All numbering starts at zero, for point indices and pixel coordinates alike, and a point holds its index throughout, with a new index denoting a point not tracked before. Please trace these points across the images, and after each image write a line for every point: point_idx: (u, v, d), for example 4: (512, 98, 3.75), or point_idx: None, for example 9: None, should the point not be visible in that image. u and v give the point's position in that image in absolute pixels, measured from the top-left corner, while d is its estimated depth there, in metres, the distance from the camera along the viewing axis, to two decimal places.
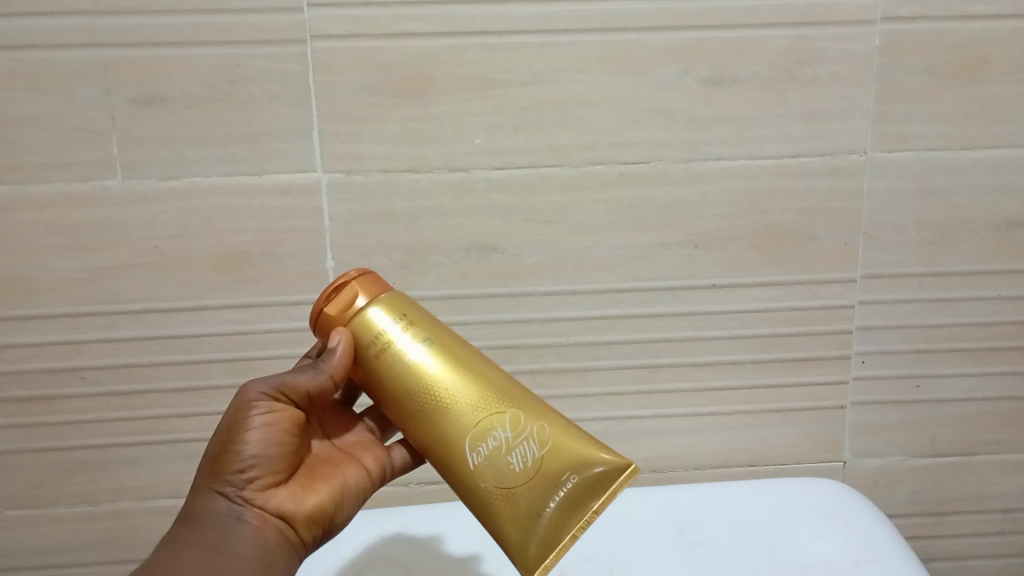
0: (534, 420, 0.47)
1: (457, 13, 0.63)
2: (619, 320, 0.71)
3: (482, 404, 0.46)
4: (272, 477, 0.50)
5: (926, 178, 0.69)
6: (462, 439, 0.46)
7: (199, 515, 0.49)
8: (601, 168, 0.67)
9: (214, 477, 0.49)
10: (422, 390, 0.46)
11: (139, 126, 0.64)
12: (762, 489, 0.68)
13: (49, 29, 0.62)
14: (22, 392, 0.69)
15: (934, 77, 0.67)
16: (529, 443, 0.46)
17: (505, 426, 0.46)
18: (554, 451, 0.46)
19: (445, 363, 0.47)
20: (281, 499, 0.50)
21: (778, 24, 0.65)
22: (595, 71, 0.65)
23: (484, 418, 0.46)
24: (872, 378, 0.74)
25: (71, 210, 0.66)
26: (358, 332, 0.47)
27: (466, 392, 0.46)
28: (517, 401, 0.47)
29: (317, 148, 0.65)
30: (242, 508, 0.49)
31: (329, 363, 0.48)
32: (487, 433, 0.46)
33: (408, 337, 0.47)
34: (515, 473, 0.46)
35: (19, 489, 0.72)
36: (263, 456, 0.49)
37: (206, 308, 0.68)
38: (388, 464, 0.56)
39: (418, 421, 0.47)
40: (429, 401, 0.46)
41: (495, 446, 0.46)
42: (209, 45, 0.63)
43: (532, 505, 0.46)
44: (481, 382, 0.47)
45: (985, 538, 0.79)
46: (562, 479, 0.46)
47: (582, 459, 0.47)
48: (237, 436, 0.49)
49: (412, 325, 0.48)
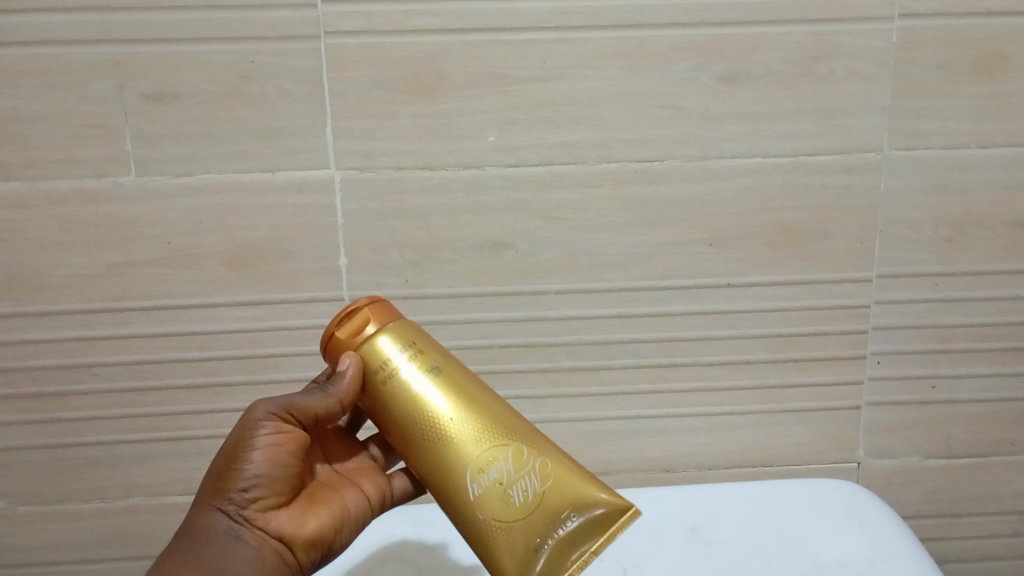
0: (537, 454, 0.47)
1: (470, 10, 0.62)
2: (632, 319, 0.70)
3: (485, 436, 0.46)
4: (274, 498, 0.50)
5: (942, 176, 0.68)
6: (463, 470, 0.46)
7: (200, 530, 0.49)
8: (615, 166, 0.67)
9: (217, 494, 0.49)
10: (425, 419, 0.46)
11: (150, 122, 0.64)
12: (777, 488, 0.68)
13: (60, 25, 0.61)
14: (33, 389, 0.69)
15: (951, 73, 0.66)
16: (530, 477, 0.46)
17: (507, 459, 0.46)
18: (555, 487, 0.46)
19: (450, 393, 0.47)
20: (281, 521, 0.50)
21: (794, 21, 0.64)
22: (609, 67, 0.64)
23: (486, 450, 0.46)
24: (887, 377, 0.73)
25: (83, 207, 0.65)
26: (366, 358, 0.47)
27: (469, 423, 0.46)
28: (520, 435, 0.47)
29: (329, 144, 0.65)
30: (242, 528, 0.49)
31: (339, 387, 0.48)
32: (488, 465, 0.46)
33: (414, 366, 0.47)
34: (515, 507, 0.46)
35: (32, 485, 0.72)
36: (267, 476, 0.49)
37: (218, 305, 0.68)
38: (388, 492, 0.56)
39: (420, 449, 0.47)
40: (431, 430, 0.46)
41: (496, 478, 0.46)
42: (220, 41, 0.62)
43: (531, 541, 0.46)
44: (484, 414, 0.47)
45: (1000, 539, 0.78)
46: (562, 516, 0.46)
47: (582, 497, 0.47)
48: (242, 454, 0.49)
49: (418, 353, 0.48)
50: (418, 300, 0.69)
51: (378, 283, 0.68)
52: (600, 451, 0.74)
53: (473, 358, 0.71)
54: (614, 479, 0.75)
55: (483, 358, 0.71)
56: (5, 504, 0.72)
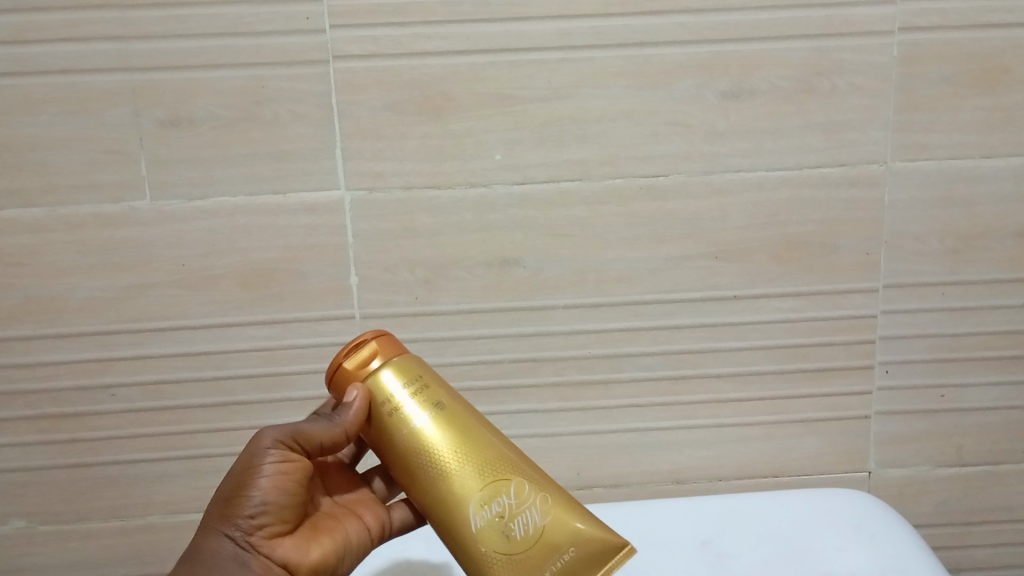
0: (538, 490, 0.48)
1: (477, 32, 0.64)
2: (641, 333, 0.71)
3: (488, 471, 0.47)
4: (280, 525, 0.50)
5: (948, 188, 0.69)
6: (466, 504, 0.47)
7: (206, 555, 0.49)
8: (621, 182, 0.68)
9: (224, 519, 0.50)
10: (429, 453, 0.47)
11: (166, 147, 0.65)
12: (789, 501, 0.68)
13: (79, 54, 0.63)
14: (54, 410, 0.71)
15: (954, 86, 0.67)
16: (531, 511, 0.47)
17: (509, 493, 0.47)
18: (555, 522, 0.48)
19: (453, 429, 0.48)
20: (286, 549, 0.50)
21: (796, 37, 0.65)
22: (614, 85, 0.65)
23: (489, 485, 0.47)
24: (896, 388, 0.74)
25: (101, 231, 0.67)
26: (374, 389, 0.48)
27: (473, 459, 0.47)
28: (522, 470, 0.48)
29: (340, 166, 0.66)
30: (248, 554, 0.49)
31: (345, 417, 0.48)
32: (491, 498, 0.47)
33: (419, 400, 0.48)
34: (515, 540, 0.47)
35: (52, 504, 0.73)
36: (274, 503, 0.50)
37: (232, 325, 0.69)
38: (387, 523, 0.56)
39: (422, 482, 0.48)
40: (435, 464, 0.47)
41: (498, 512, 0.47)
42: (234, 68, 0.64)
43: (532, 574, 0.46)
44: (487, 449, 0.48)
45: (1013, 548, 0.78)
46: (562, 551, 0.47)
47: (582, 532, 0.48)
48: (249, 480, 0.49)
49: (424, 388, 0.49)
50: (427, 317, 0.70)
51: (389, 301, 0.69)
52: (611, 464, 0.75)
53: (483, 373, 0.72)
54: (625, 491, 0.76)
55: (493, 373, 0.72)
56: (26, 523, 0.74)
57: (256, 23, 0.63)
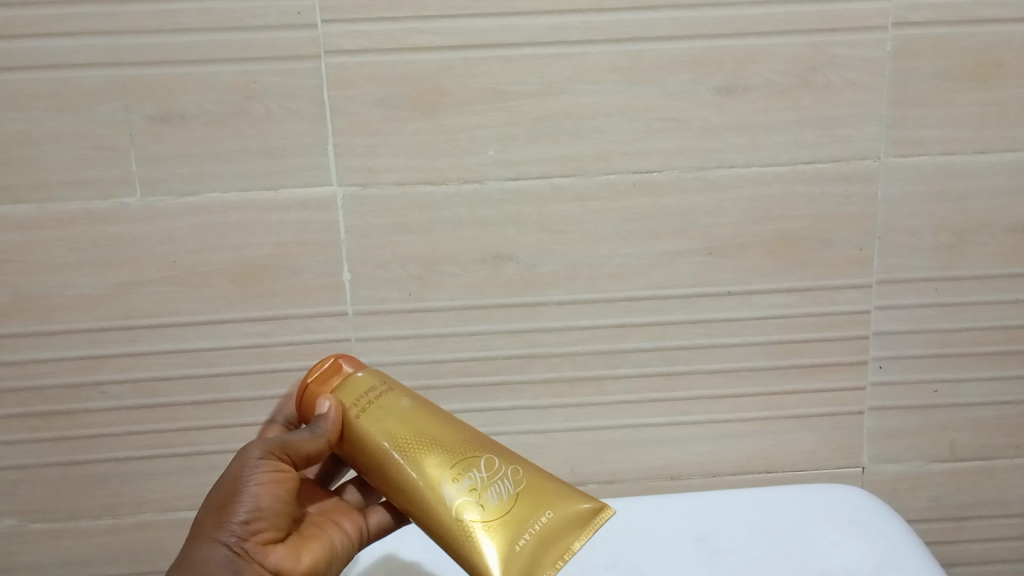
0: (508, 462, 0.48)
1: (470, 26, 0.63)
2: (635, 329, 0.71)
3: (457, 449, 0.48)
4: (273, 533, 0.48)
5: (941, 182, 0.69)
6: (440, 484, 0.47)
7: (198, 564, 0.46)
8: (615, 178, 0.67)
9: (215, 527, 0.47)
10: (398, 442, 0.48)
11: (158, 143, 0.65)
12: (783, 495, 0.68)
13: (68, 49, 0.63)
14: (45, 407, 0.70)
15: (948, 81, 0.67)
16: (504, 481, 0.47)
17: (480, 467, 0.47)
18: (529, 490, 0.47)
19: (420, 418, 0.49)
20: (280, 555, 0.47)
21: (790, 32, 0.65)
22: (607, 81, 0.65)
23: (459, 461, 0.47)
24: (890, 384, 0.74)
25: (91, 227, 0.66)
26: (342, 396, 0.49)
27: (441, 440, 0.48)
28: (491, 448, 0.49)
29: (333, 162, 0.66)
30: (242, 560, 0.46)
31: (324, 427, 0.48)
32: (462, 473, 0.47)
33: (384, 398, 0.49)
34: (492, 509, 0.46)
35: (45, 502, 0.73)
36: (269, 509, 0.48)
37: (225, 321, 0.69)
38: (365, 528, 0.54)
39: (396, 474, 0.47)
40: (405, 451, 0.47)
41: (471, 484, 0.47)
42: (225, 62, 0.63)
43: (513, 538, 0.46)
44: (454, 433, 0.49)
45: (1006, 543, 0.78)
46: (539, 515, 0.47)
47: (555, 496, 0.48)
48: (244, 485, 0.47)
49: (387, 389, 0.50)
50: (422, 313, 0.70)
51: (383, 297, 0.69)
52: (606, 460, 0.75)
53: (478, 370, 0.71)
54: (619, 487, 0.75)
55: (488, 369, 0.71)
56: (18, 521, 0.73)
57: (248, 18, 0.63)
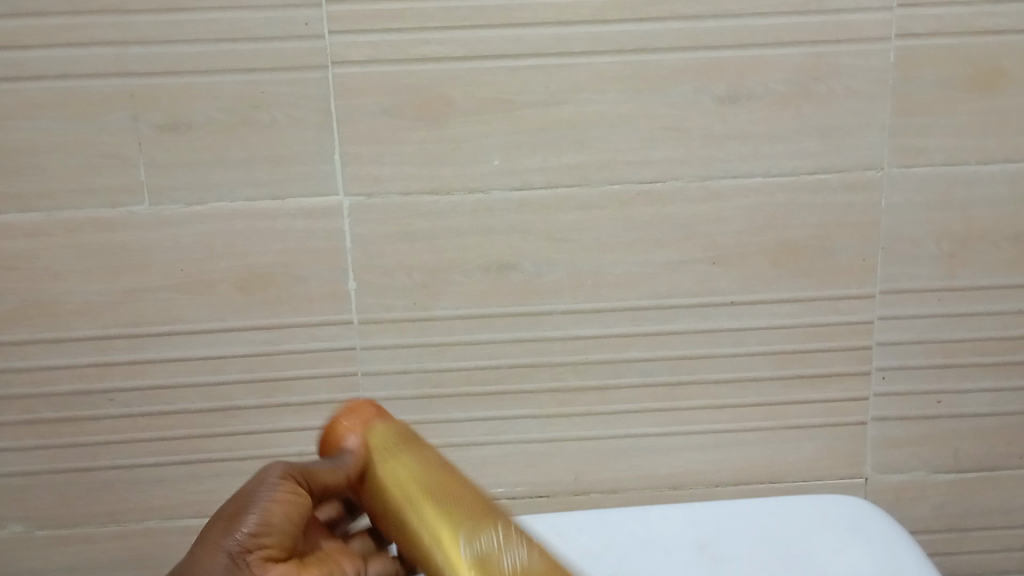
0: (523, 536, 0.43)
1: (474, 37, 0.64)
2: (638, 338, 0.71)
3: (474, 505, 0.44)
4: None
5: (944, 193, 0.69)
6: (452, 537, 0.42)
7: None
8: (619, 187, 0.68)
9: None
10: (417, 484, 0.45)
11: (165, 152, 0.65)
12: (786, 504, 0.68)
13: (76, 58, 0.63)
14: (50, 414, 0.71)
15: (950, 91, 0.67)
16: (517, 552, 0.41)
17: (493, 531, 0.42)
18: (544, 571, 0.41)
19: (439, 470, 0.46)
20: None
21: (792, 43, 0.65)
22: (611, 91, 0.65)
23: (473, 517, 0.43)
24: (893, 393, 0.74)
25: (99, 235, 0.67)
26: (367, 440, 0.48)
27: (461, 488, 0.45)
28: (505, 518, 0.44)
29: (338, 171, 0.66)
30: None
31: (347, 462, 0.48)
32: (476, 530, 0.42)
33: (408, 448, 0.48)
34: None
35: (50, 508, 0.73)
36: None
37: (230, 329, 0.69)
38: None
39: (410, 519, 0.43)
40: (422, 495, 0.44)
41: (484, 547, 0.41)
42: (231, 71, 0.64)
43: None
44: (472, 489, 0.45)
45: (1010, 553, 0.78)
46: None
47: None
48: None
49: (410, 442, 0.48)
50: (426, 322, 0.70)
51: (388, 305, 0.69)
52: (609, 469, 0.75)
53: (481, 379, 0.72)
54: (623, 496, 0.76)
55: (491, 377, 0.72)
56: (24, 527, 0.74)
57: (254, 28, 0.63)
